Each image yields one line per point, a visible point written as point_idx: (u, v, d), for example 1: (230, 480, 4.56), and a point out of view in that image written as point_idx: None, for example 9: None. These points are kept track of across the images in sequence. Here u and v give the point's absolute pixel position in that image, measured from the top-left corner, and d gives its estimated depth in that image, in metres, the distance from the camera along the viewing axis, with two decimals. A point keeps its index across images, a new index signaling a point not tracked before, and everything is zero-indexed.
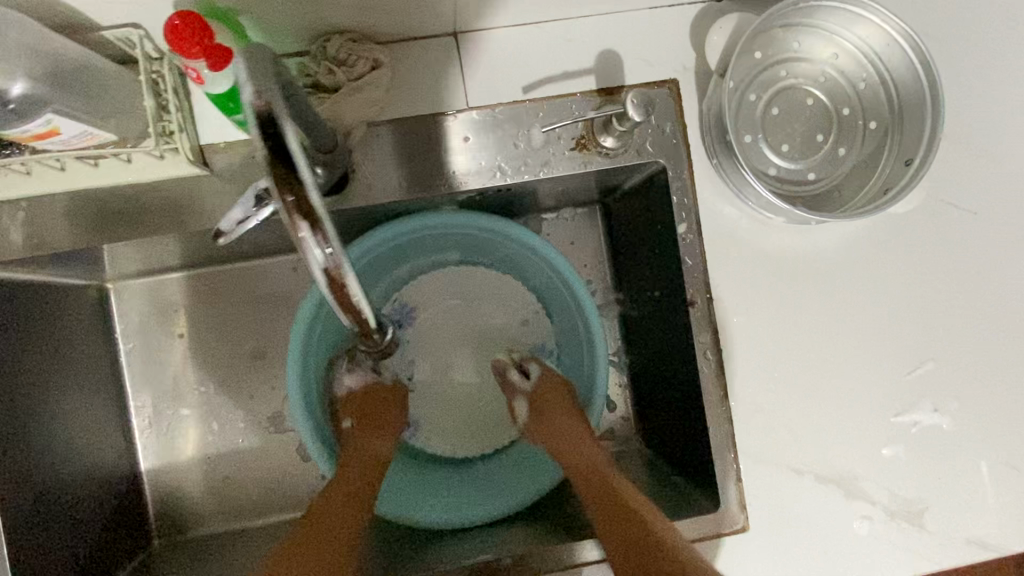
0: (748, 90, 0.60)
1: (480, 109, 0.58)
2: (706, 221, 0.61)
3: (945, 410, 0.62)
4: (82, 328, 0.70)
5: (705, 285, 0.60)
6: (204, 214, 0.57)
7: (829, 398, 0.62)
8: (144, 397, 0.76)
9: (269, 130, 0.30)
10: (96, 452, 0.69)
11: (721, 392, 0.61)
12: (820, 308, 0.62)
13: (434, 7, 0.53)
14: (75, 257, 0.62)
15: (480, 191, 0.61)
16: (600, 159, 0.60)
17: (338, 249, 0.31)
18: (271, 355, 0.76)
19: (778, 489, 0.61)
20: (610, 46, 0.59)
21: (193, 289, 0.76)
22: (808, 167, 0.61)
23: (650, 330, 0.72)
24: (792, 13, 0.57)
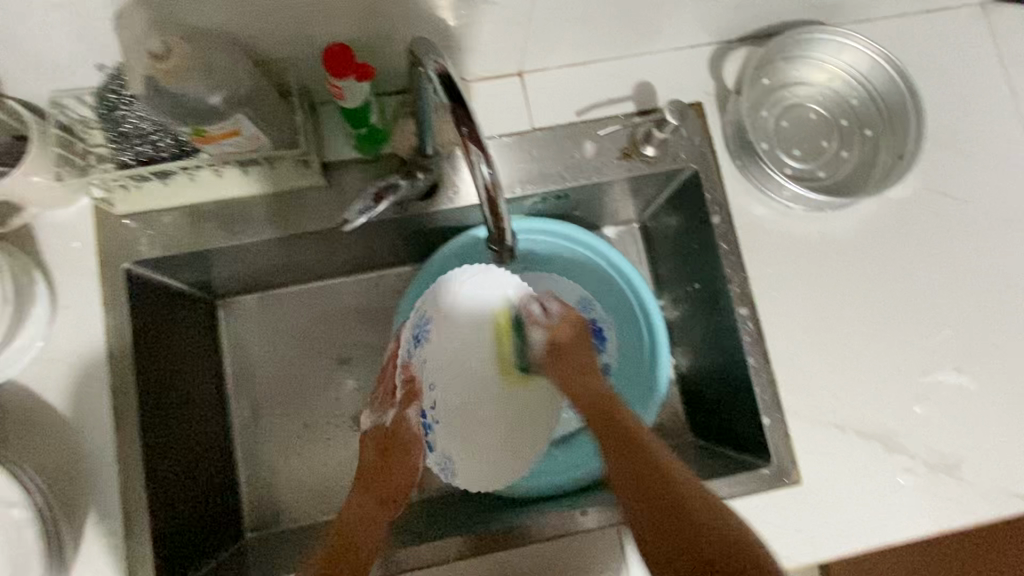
0: (761, 108, 0.74)
1: (543, 129, 0.72)
2: (737, 214, 0.73)
3: (966, 370, 0.70)
4: (199, 332, 0.81)
5: (741, 267, 0.71)
6: (320, 216, 0.69)
7: (858, 362, 0.70)
8: (243, 401, 0.84)
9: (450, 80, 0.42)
10: (204, 443, 0.77)
11: (763, 358, 0.69)
12: (842, 284, 0.72)
13: (509, 47, 0.68)
14: (204, 264, 0.74)
15: (544, 196, 0.74)
16: (643, 166, 0.72)
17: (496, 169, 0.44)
18: (355, 360, 0.86)
19: (824, 445, 0.68)
20: (646, 78, 0.74)
21: (287, 305, 0.87)
22: (817, 168, 0.74)
23: (693, 322, 0.82)
24: (791, 46, 0.71)
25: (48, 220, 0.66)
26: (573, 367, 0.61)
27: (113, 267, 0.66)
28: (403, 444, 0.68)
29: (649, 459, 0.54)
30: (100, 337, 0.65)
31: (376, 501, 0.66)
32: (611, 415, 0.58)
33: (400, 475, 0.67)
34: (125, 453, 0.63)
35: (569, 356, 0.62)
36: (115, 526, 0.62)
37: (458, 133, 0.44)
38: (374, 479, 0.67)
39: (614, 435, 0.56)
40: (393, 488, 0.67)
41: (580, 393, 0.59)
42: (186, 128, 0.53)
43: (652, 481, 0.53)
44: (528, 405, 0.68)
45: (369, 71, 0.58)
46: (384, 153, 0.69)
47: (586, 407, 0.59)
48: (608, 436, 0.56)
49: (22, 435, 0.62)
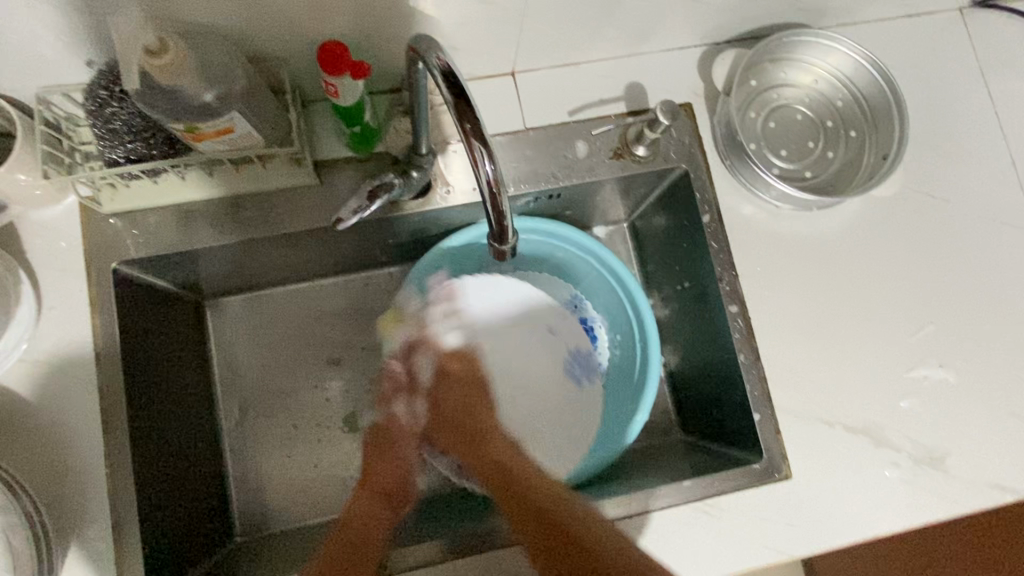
0: (749, 109, 0.75)
1: (536, 129, 0.72)
2: (727, 214, 0.74)
3: (950, 365, 0.72)
4: (187, 334, 0.79)
5: (731, 265, 0.72)
6: (311, 215, 0.69)
7: (845, 358, 0.71)
8: (232, 403, 0.83)
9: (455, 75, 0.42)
10: (192, 445, 0.76)
11: (753, 355, 0.71)
12: (828, 281, 0.73)
13: (503, 47, 0.68)
14: (192, 264, 0.73)
15: (536, 195, 0.74)
16: (634, 165, 0.73)
17: (499, 166, 0.44)
18: (346, 361, 0.86)
19: (813, 440, 0.70)
20: (636, 79, 0.74)
21: (276, 306, 0.86)
22: (804, 168, 0.75)
23: (683, 320, 0.83)
24: (778, 48, 0.73)
25: (32, 219, 0.65)
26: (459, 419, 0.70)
27: (101, 266, 0.65)
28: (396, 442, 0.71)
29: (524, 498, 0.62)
30: (87, 338, 0.64)
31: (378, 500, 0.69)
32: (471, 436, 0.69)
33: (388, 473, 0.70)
34: (114, 457, 0.62)
35: (437, 413, 0.71)
36: (103, 533, 0.61)
37: (461, 130, 0.44)
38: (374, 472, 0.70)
39: (484, 459, 0.67)
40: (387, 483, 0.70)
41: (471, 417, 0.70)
42: (180, 125, 0.52)
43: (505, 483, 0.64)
44: (453, 362, 0.72)
45: (362, 70, 0.57)
46: (376, 152, 0.69)
47: (451, 434, 0.70)
48: (486, 459, 0.67)
49: (6, 439, 0.61)
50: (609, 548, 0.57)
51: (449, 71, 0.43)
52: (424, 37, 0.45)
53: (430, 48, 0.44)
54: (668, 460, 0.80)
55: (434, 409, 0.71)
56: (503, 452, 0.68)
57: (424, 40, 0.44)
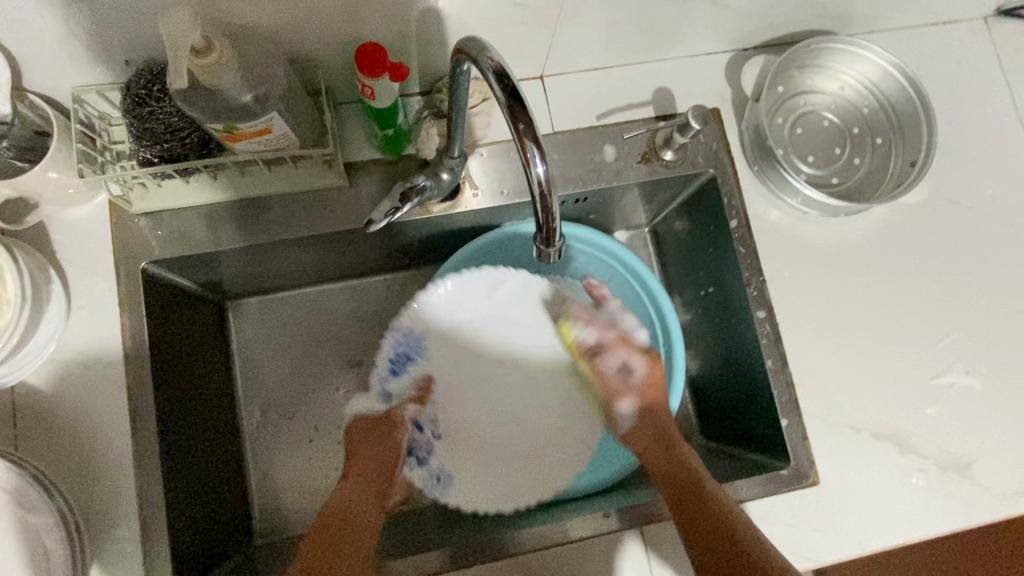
0: (776, 115, 0.75)
1: (564, 132, 0.72)
2: (754, 218, 0.74)
3: (975, 373, 0.72)
4: (209, 334, 0.79)
5: (758, 270, 0.72)
6: (339, 217, 0.68)
7: (871, 363, 0.71)
8: (252, 404, 0.83)
9: (508, 76, 0.42)
10: (215, 447, 0.76)
11: (780, 360, 0.70)
12: (854, 287, 0.73)
13: (534, 51, 0.68)
14: (217, 265, 0.73)
15: (564, 199, 0.74)
16: (662, 170, 0.73)
17: (550, 168, 0.44)
18: (366, 363, 0.86)
19: (840, 445, 0.69)
20: (665, 83, 0.75)
21: (298, 307, 0.86)
22: (830, 174, 0.75)
23: (706, 325, 0.83)
24: (807, 54, 0.73)
25: (62, 218, 0.64)
26: (657, 440, 0.66)
27: (130, 267, 0.65)
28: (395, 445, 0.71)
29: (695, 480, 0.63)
30: (115, 338, 0.63)
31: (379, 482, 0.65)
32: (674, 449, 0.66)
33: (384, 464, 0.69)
34: (142, 457, 0.62)
35: (637, 432, 0.67)
36: (131, 534, 0.60)
37: (512, 131, 0.43)
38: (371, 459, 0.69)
39: (654, 460, 0.66)
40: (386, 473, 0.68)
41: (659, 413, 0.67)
42: (219, 126, 0.52)
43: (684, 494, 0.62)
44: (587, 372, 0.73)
45: (401, 72, 0.57)
46: (405, 154, 0.69)
47: None
48: (665, 456, 0.65)
49: (36, 438, 0.61)
50: (750, 537, 0.59)
51: (501, 73, 0.43)
52: (475, 39, 0.44)
53: (482, 50, 0.43)
54: None
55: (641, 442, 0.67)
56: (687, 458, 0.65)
57: (476, 42, 0.43)
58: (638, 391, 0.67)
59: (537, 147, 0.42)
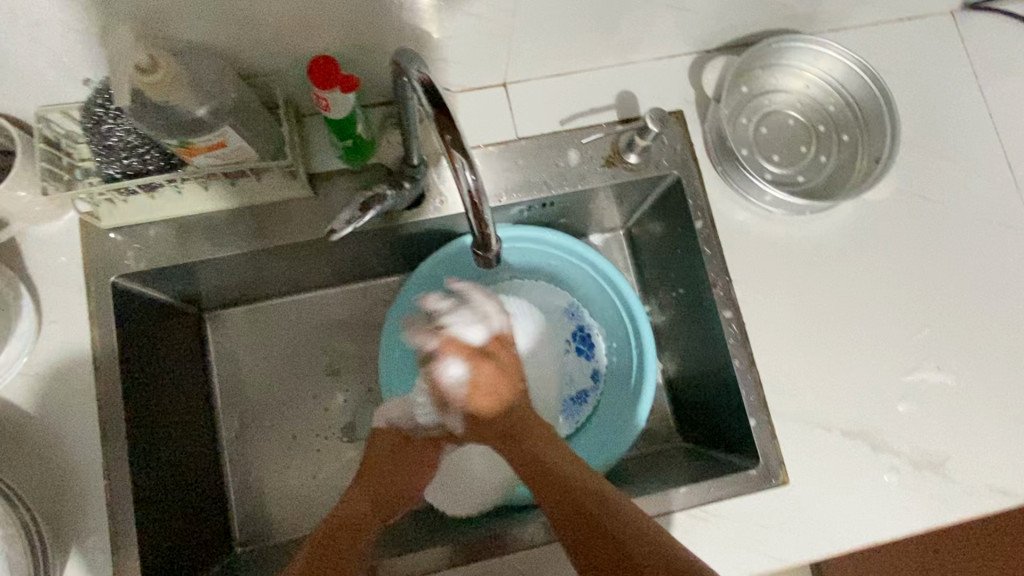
0: (740, 115, 0.75)
1: (527, 138, 0.73)
2: (720, 218, 0.74)
3: (949, 369, 0.71)
4: (186, 346, 0.80)
5: (724, 271, 0.72)
6: (305, 227, 0.69)
7: (840, 361, 0.71)
8: (232, 414, 0.84)
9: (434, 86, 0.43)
10: (192, 457, 0.77)
11: (748, 360, 0.71)
12: (823, 285, 0.73)
13: (494, 59, 0.69)
14: (190, 278, 0.74)
15: (530, 203, 0.75)
16: (627, 173, 0.74)
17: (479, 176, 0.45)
18: (344, 370, 0.87)
19: (811, 444, 0.69)
20: (628, 87, 0.75)
21: (276, 316, 0.87)
22: (797, 172, 0.75)
23: (680, 326, 0.83)
24: (768, 54, 0.73)
25: (32, 235, 0.66)
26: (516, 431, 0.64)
27: (100, 280, 0.66)
28: (419, 448, 0.71)
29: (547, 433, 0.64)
30: (85, 351, 0.65)
31: (370, 511, 0.66)
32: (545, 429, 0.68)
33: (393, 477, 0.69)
34: (111, 468, 0.63)
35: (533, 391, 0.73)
36: (100, 542, 0.61)
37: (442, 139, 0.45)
38: (384, 477, 0.68)
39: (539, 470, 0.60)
40: (387, 498, 0.68)
41: (510, 403, 0.66)
42: (173, 141, 0.53)
43: (556, 485, 0.58)
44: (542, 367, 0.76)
45: (347, 82, 0.58)
46: (370, 164, 0.70)
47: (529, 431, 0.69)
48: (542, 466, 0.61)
49: (9, 450, 0.62)
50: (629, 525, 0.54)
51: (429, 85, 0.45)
52: (408, 51, 0.46)
53: (412, 63, 0.45)
54: (666, 467, 0.80)
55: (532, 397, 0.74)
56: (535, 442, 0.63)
57: (405, 54, 0.45)
58: (469, 375, 0.66)
59: (466, 157, 0.44)
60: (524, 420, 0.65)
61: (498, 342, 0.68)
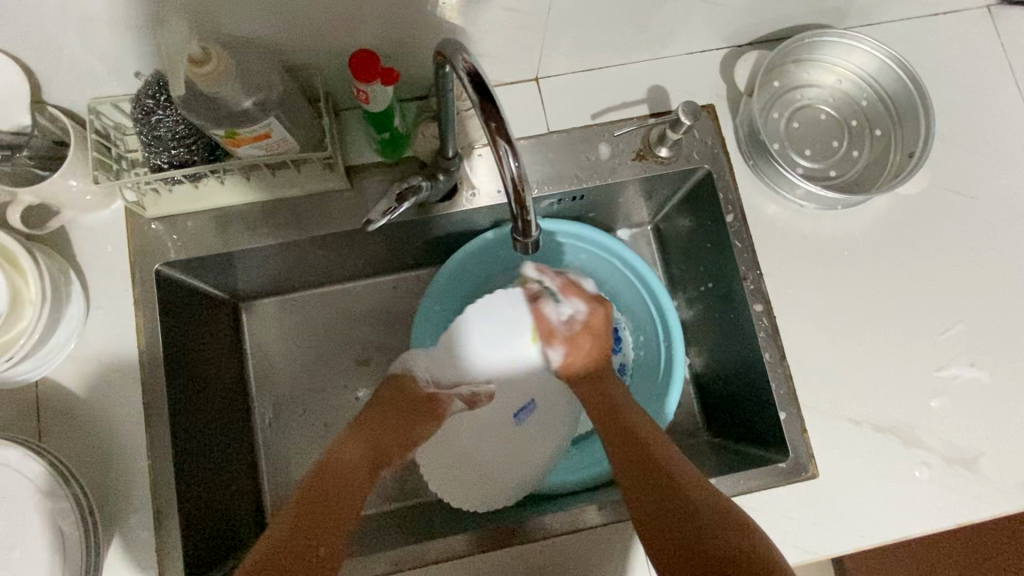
0: (772, 110, 0.76)
1: (559, 132, 0.74)
2: (751, 213, 0.74)
3: (982, 365, 0.71)
4: (223, 334, 0.83)
5: (755, 264, 0.72)
6: (341, 218, 0.71)
7: (871, 356, 0.71)
8: (266, 402, 0.86)
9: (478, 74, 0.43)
10: (229, 442, 0.79)
11: (778, 354, 0.71)
12: (854, 280, 0.73)
13: (527, 54, 0.70)
14: (229, 267, 0.76)
15: (560, 197, 0.76)
16: (657, 167, 0.74)
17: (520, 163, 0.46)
18: (375, 360, 0.88)
19: (841, 438, 0.69)
20: (659, 82, 0.76)
21: (308, 307, 0.89)
22: (828, 167, 0.75)
23: (709, 321, 0.83)
24: (801, 49, 0.73)
25: (81, 224, 0.68)
26: (614, 408, 0.65)
27: (145, 269, 0.68)
28: (417, 400, 0.70)
29: (633, 435, 0.60)
30: (130, 336, 0.67)
31: (364, 461, 0.64)
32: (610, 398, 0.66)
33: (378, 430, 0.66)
34: (155, 448, 0.65)
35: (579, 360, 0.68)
36: (144, 519, 0.63)
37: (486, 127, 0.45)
38: (376, 427, 0.67)
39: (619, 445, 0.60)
40: (383, 448, 0.67)
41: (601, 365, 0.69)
42: (220, 131, 0.55)
43: (644, 463, 0.57)
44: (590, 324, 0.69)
45: (387, 74, 0.59)
46: (405, 156, 0.71)
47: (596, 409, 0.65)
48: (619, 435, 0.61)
49: (58, 430, 0.64)
50: (709, 514, 0.52)
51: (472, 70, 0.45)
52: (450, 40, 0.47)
53: (455, 50, 0.46)
54: (693, 460, 0.80)
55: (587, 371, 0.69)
56: (613, 392, 0.68)
57: (449, 42, 0.46)
58: (566, 353, 0.68)
59: (509, 140, 0.44)
60: (616, 395, 0.67)
61: (562, 330, 0.67)
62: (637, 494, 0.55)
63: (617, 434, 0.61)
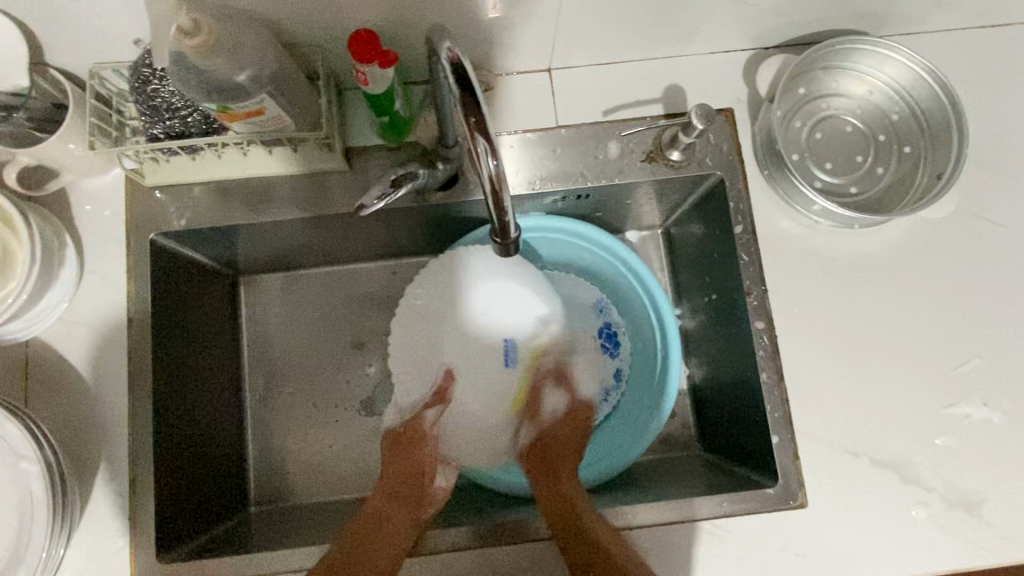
0: (794, 119, 0.72)
1: (567, 127, 0.71)
2: (761, 225, 0.71)
3: (996, 405, 0.66)
4: (219, 308, 0.83)
5: (760, 280, 0.69)
6: (338, 200, 0.70)
7: (876, 385, 0.67)
8: (257, 377, 0.86)
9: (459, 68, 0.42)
10: (216, 415, 0.79)
11: (776, 375, 0.68)
12: (865, 304, 0.69)
13: (539, 44, 0.68)
14: (226, 241, 0.76)
15: (563, 194, 0.73)
16: (667, 170, 0.71)
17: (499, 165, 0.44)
18: (368, 345, 0.87)
19: (835, 469, 0.66)
20: (676, 81, 0.72)
21: (307, 285, 0.89)
22: (849, 183, 0.71)
23: (711, 333, 0.80)
24: (830, 56, 0.69)
25: (81, 187, 0.68)
26: (549, 454, 0.75)
27: (140, 238, 0.68)
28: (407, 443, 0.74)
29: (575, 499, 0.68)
30: (120, 303, 0.67)
31: (398, 506, 0.71)
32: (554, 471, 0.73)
33: (408, 471, 0.73)
34: (136, 417, 0.65)
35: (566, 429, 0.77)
36: (121, 485, 0.64)
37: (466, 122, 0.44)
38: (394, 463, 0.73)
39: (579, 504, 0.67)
40: (411, 490, 0.73)
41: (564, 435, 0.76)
42: (213, 104, 0.55)
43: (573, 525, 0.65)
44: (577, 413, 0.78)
45: (385, 55, 0.57)
46: (407, 142, 0.70)
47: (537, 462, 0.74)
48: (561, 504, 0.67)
49: (42, 391, 0.65)
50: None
51: (456, 63, 0.43)
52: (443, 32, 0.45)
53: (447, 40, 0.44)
54: (680, 474, 0.78)
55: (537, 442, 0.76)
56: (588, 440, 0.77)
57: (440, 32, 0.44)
58: (570, 407, 0.78)
59: (485, 136, 0.43)
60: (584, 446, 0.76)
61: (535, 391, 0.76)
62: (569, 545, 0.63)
63: (557, 462, 0.74)
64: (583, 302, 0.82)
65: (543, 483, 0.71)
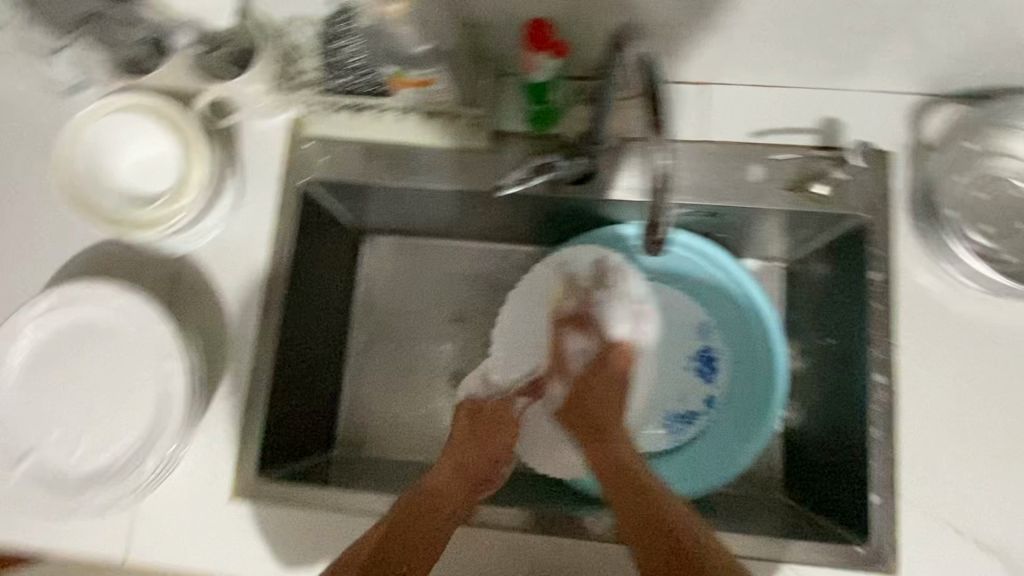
0: (959, 172, 0.67)
1: (712, 142, 0.71)
2: (899, 276, 0.67)
3: None
4: (341, 260, 0.88)
5: (888, 332, 0.66)
6: (475, 178, 0.73)
7: (996, 466, 0.63)
8: (361, 331, 0.91)
9: None
10: (322, 357, 0.84)
11: (887, 432, 0.65)
12: (1000, 379, 0.65)
13: (701, 57, 0.68)
14: (362, 199, 0.81)
15: (693, 209, 0.73)
16: (808, 203, 0.69)
17: None
18: (467, 320, 0.90)
19: (935, 543, 0.62)
20: (834, 115, 0.70)
21: (421, 253, 0.93)
22: (1006, 250, 0.67)
23: (817, 378, 0.78)
24: (1011, 113, 0.65)
25: (250, 127, 0.75)
26: (589, 409, 0.73)
27: (292, 182, 0.74)
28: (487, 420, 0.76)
29: (627, 458, 0.68)
30: (266, 238, 0.73)
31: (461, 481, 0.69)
32: (597, 430, 0.71)
33: (473, 454, 0.72)
34: (261, 343, 0.71)
35: (629, 365, 0.75)
36: (238, 400, 0.70)
37: None
38: (466, 445, 0.72)
39: (621, 503, 0.63)
40: (477, 467, 0.71)
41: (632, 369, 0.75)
42: (390, 69, 0.60)
43: (632, 487, 0.64)
44: (618, 352, 0.76)
45: (552, 41, 0.59)
46: (552, 133, 0.71)
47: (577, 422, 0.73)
48: (630, 504, 0.63)
49: (186, 303, 0.71)
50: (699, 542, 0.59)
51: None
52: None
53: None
54: (758, 513, 0.76)
55: (593, 367, 0.75)
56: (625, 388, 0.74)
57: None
58: (592, 351, 0.76)
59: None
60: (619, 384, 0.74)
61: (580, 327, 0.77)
62: (625, 506, 0.63)
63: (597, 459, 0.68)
64: (686, 322, 0.83)
65: (591, 446, 0.70)
